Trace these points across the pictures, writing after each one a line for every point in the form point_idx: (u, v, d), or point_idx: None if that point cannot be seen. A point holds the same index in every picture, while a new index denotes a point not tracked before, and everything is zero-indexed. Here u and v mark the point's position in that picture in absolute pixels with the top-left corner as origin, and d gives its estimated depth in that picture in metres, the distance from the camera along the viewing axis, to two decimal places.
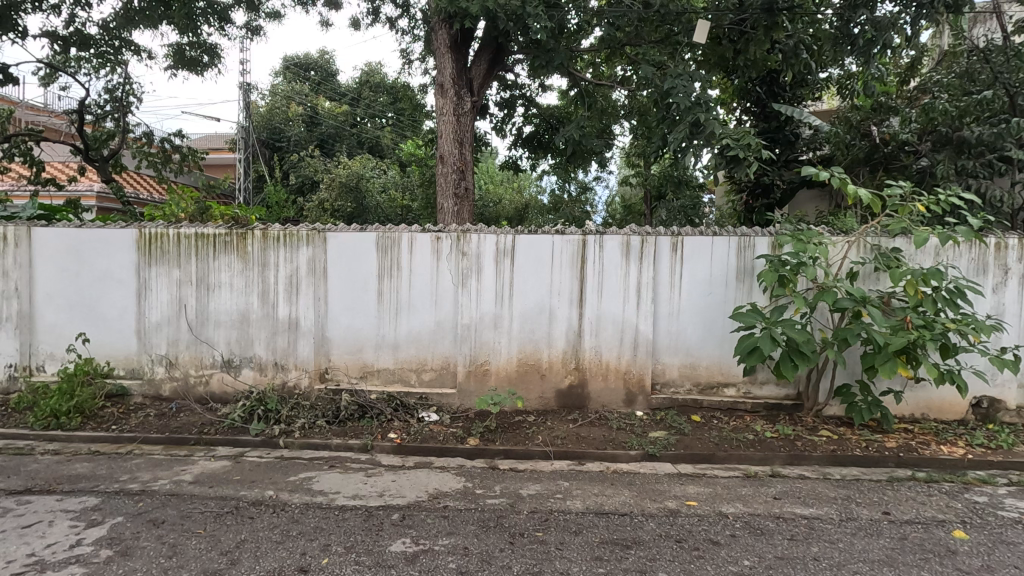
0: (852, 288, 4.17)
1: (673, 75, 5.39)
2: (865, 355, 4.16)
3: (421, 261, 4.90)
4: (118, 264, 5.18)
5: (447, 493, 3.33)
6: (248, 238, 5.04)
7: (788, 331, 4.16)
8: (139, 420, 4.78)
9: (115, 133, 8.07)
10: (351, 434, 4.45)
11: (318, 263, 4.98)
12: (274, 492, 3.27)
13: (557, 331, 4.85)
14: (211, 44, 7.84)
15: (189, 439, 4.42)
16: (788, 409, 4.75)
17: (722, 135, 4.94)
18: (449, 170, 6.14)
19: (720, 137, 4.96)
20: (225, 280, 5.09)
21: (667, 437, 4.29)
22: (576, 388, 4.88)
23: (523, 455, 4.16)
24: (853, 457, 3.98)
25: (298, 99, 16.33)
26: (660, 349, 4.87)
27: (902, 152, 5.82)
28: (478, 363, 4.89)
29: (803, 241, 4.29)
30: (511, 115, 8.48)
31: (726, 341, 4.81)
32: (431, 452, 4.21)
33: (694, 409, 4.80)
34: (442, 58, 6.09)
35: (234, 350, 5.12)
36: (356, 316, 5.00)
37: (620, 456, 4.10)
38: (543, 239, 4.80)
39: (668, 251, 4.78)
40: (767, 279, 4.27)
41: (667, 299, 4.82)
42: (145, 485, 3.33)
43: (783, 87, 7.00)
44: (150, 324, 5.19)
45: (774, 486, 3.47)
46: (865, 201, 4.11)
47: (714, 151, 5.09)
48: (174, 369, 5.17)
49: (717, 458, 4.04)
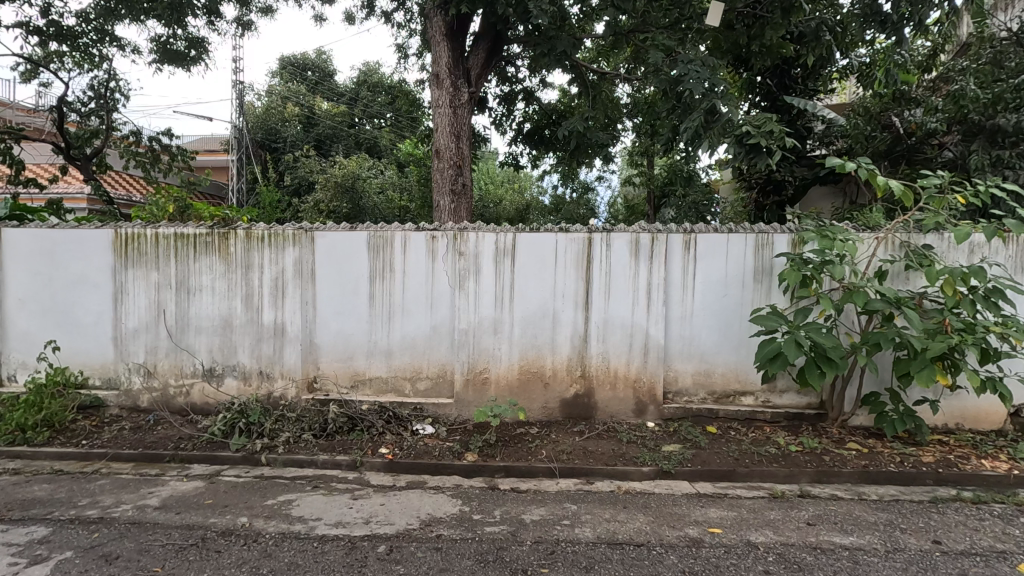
0: (883, 288, 3.83)
1: (685, 61, 5.04)
2: (898, 362, 3.81)
3: (416, 262, 4.57)
4: (94, 266, 4.86)
5: (441, 520, 2.98)
6: (231, 238, 4.71)
7: (814, 335, 3.81)
8: (112, 435, 4.45)
9: (100, 131, 7.73)
10: (339, 449, 4.12)
11: (305, 264, 4.64)
12: (249, 519, 2.93)
13: (561, 337, 4.51)
14: (198, 38, 7.51)
15: (163, 456, 4.08)
16: (811, 419, 4.41)
17: (742, 122, 4.64)
18: (445, 166, 5.79)
19: (740, 124, 4.65)
20: (207, 283, 4.76)
21: (682, 451, 3.95)
22: (582, 398, 4.54)
23: (526, 472, 3.82)
24: (888, 474, 3.64)
25: (296, 99, 16.03)
26: (672, 355, 4.53)
27: (927, 143, 5.51)
28: (477, 371, 4.56)
29: (829, 238, 3.96)
30: (511, 110, 8.14)
31: (744, 347, 4.47)
32: (424, 470, 3.87)
33: (709, 419, 4.46)
34: (437, 47, 5.78)
35: (216, 358, 4.79)
36: (347, 321, 4.66)
37: (632, 474, 3.76)
38: (546, 238, 4.46)
39: (681, 249, 4.44)
40: (789, 278, 3.92)
41: (679, 302, 4.49)
42: (104, 513, 2.99)
43: (795, 79, 6.68)
44: (128, 330, 4.86)
45: (807, 509, 3.11)
46: (898, 193, 3.78)
47: (732, 142, 4.75)
48: (153, 378, 4.85)
49: (738, 475, 3.70)
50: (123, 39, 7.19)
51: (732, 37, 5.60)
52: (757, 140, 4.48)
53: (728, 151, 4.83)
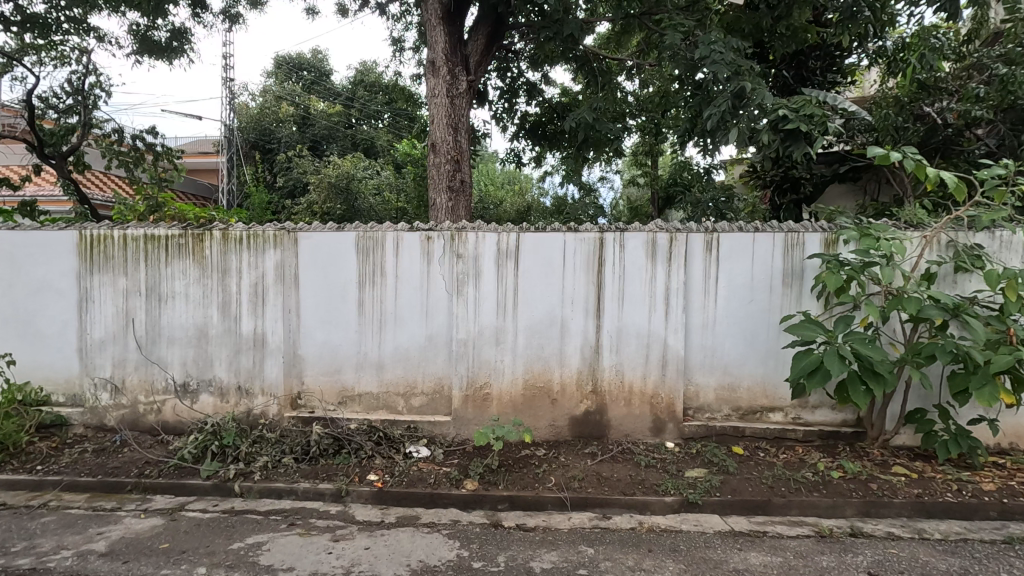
0: (937, 293, 3.39)
1: (705, 43, 4.62)
2: (954, 377, 3.37)
3: (410, 265, 4.14)
4: (57, 271, 4.42)
5: (435, 570, 2.61)
6: (206, 240, 4.28)
7: (859, 347, 3.36)
8: (72, 459, 4.02)
9: (76, 128, 7.25)
10: (322, 476, 3.68)
11: (287, 268, 4.21)
12: (206, 571, 2.53)
13: (570, 347, 4.07)
14: (179, 27, 7.08)
15: (125, 485, 3.64)
16: (847, 438, 3.96)
17: (778, 104, 4.20)
18: (442, 160, 5.37)
19: (775, 106, 4.21)
20: (180, 289, 4.32)
21: (709, 478, 3.50)
22: (593, 415, 4.09)
23: (532, 504, 3.37)
24: (945, 506, 3.20)
25: (290, 99, 15.64)
26: (692, 367, 4.09)
27: (965, 134, 5.18)
28: (477, 386, 4.11)
29: (872, 237, 3.53)
30: (513, 105, 7.70)
31: (772, 358, 4.02)
32: (418, 501, 3.43)
33: (734, 439, 4.02)
34: (432, 32, 5.33)
35: (190, 372, 4.35)
36: (333, 331, 4.22)
37: (653, 505, 3.31)
38: (553, 239, 4.03)
39: (702, 250, 4.01)
40: (827, 282, 3.49)
41: (700, 309, 4.05)
42: (38, 562, 2.58)
43: (813, 70, 6.26)
44: (94, 342, 4.42)
45: (862, 553, 2.78)
46: (951, 186, 3.34)
47: (767, 127, 4.28)
48: (121, 395, 4.41)
49: (774, 507, 3.26)
50: (99, 29, 6.78)
51: (754, 20, 5.20)
52: (797, 124, 4.03)
53: (759, 138, 4.36)
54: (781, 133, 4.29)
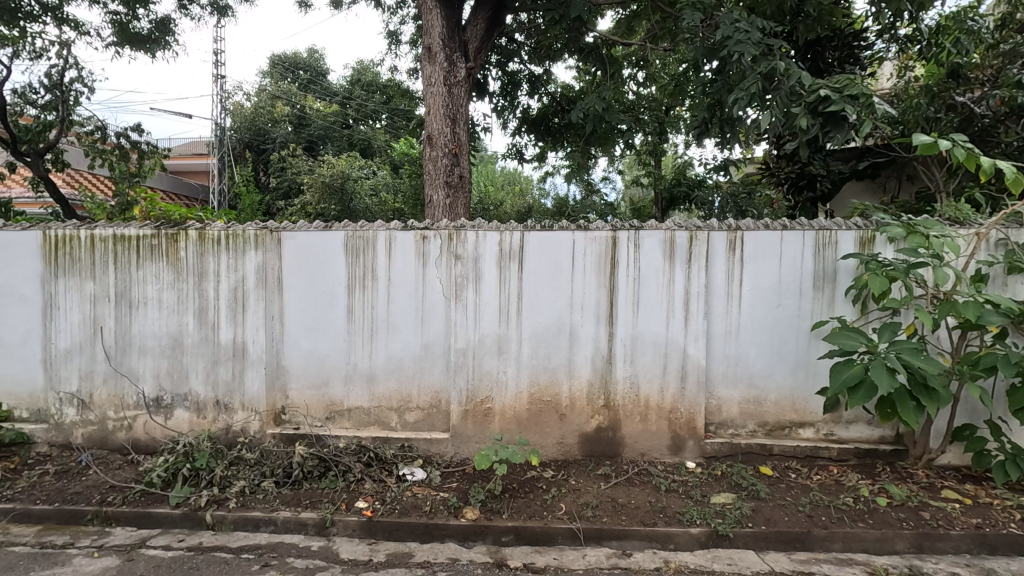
0: (994, 295, 3.01)
1: (728, 23, 4.28)
2: (1015, 392, 2.98)
3: (403, 267, 3.76)
4: (20, 275, 4.03)
5: None
6: (181, 240, 3.90)
7: (908, 358, 2.97)
8: (30, 483, 3.62)
9: (54, 125, 6.89)
10: (305, 503, 3.28)
11: (269, 270, 3.82)
12: None
13: (580, 357, 3.69)
14: (162, 18, 6.76)
15: (84, 514, 3.25)
16: (886, 456, 3.60)
17: (817, 83, 3.87)
18: (439, 154, 5.00)
19: (814, 86, 3.88)
20: (153, 294, 3.94)
21: (738, 505, 3.12)
22: (606, 432, 3.72)
23: (540, 537, 2.99)
24: (1010, 540, 2.84)
25: (286, 100, 15.26)
26: (714, 379, 3.71)
27: (1000, 126, 4.84)
28: (477, 401, 3.73)
29: (919, 234, 3.13)
30: (514, 97, 7.34)
31: (803, 369, 3.65)
32: (412, 532, 3.06)
33: (761, 458, 3.65)
34: (428, 16, 4.97)
35: (164, 385, 3.96)
36: (320, 339, 3.84)
37: (677, 538, 2.93)
38: (561, 238, 3.65)
39: (726, 250, 3.63)
40: (869, 285, 3.10)
41: (722, 314, 3.68)
42: None
43: (829, 62, 5.89)
44: (59, 352, 4.03)
45: None
46: (1010, 177, 2.94)
47: (803, 109, 3.92)
48: (89, 410, 4.03)
49: (814, 540, 2.88)
50: (76, 19, 6.44)
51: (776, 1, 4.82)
52: (841, 104, 3.66)
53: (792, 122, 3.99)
54: (820, 117, 3.94)
